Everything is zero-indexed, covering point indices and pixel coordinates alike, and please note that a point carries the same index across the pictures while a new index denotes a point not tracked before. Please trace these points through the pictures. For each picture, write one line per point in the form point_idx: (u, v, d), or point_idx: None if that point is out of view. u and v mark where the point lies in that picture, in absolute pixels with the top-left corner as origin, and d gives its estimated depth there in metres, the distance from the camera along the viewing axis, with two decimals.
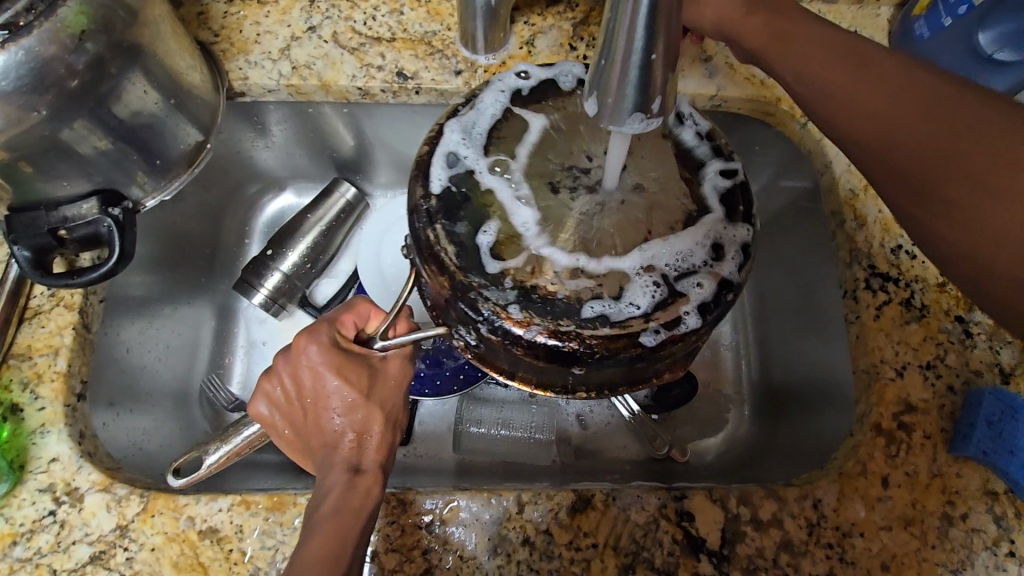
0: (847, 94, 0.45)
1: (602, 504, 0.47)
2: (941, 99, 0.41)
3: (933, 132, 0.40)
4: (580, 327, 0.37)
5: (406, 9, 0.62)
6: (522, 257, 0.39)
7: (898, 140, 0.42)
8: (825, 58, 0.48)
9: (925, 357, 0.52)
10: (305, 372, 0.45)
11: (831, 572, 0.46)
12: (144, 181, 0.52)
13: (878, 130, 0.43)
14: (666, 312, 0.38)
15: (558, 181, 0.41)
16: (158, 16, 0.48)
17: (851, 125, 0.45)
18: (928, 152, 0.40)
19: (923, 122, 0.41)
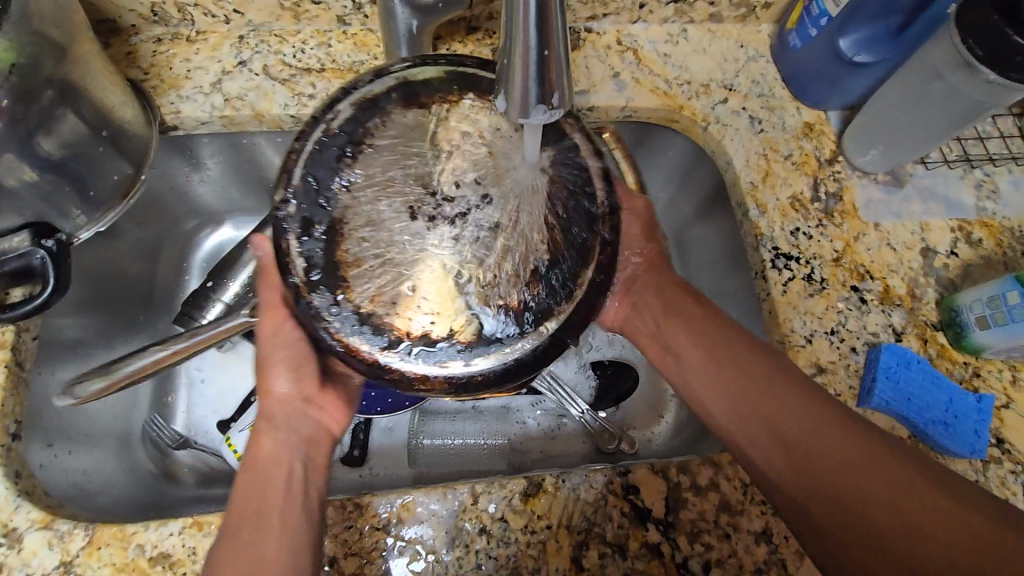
0: (791, 428, 0.46)
1: (553, 487, 0.49)
2: (860, 447, 0.44)
3: (857, 501, 0.43)
4: (406, 362, 0.43)
5: (334, 41, 0.66)
6: (367, 288, 0.43)
7: (807, 481, 0.45)
8: (735, 362, 0.50)
9: (829, 323, 0.58)
10: (296, 408, 0.49)
11: (767, 526, 0.49)
12: (77, 214, 0.52)
13: (768, 438, 0.47)
14: (486, 359, 0.43)
15: (417, 207, 0.45)
16: (87, 53, 0.49)
17: (770, 436, 0.47)
18: (813, 493, 0.44)
19: (833, 509, 0.43)
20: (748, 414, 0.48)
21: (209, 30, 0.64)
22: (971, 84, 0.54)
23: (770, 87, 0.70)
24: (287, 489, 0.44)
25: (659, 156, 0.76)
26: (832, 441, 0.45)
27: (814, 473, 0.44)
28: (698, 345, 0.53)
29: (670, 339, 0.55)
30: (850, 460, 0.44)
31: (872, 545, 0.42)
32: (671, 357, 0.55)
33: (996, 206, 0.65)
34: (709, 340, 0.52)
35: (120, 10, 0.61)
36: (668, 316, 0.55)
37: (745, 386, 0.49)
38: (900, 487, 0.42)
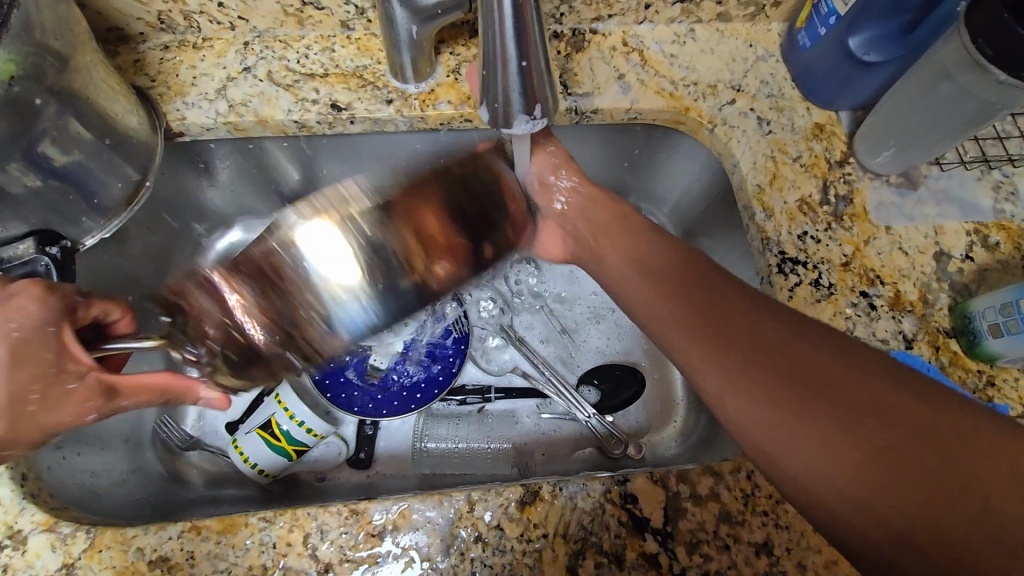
0: (739, 322, 0.45)
1: (550, 495, 0.49)
2: (886, 408, 0.38)
3: (827, 406, 0.39)
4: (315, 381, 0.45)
5: (338, 46, 0.66)
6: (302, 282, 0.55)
7: (759, 361, 0.43)
8: (689, 303, 0.49)
9: (837, 330, 0.57)
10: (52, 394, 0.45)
11: (767, 538, 0.49)
12: (83, 221, 0.53)
13: (708, 337, 0.46)
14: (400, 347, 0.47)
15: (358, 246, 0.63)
16: (90, 63, 0.50)
17: (715, 344, 0.46)
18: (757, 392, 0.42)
19: (816, 403, 0.40)
20: (766, 367, 0.43)
21: (215, 36, 0.65)
22: (983, 84, 0.52)
23: (780, 87, 0.68)
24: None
25: (667, 159, 0.75)
26: (836, 391, 0.40)
27: (746, 355, 0.44)
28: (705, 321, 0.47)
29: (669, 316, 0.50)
30: (861, 412, 0.38)
31: (834, 430, 0.39)
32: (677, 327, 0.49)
33: (1015, 208, 0.63)
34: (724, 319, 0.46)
35: (128, 19, 0.62)
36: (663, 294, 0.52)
37: (690, 298, 0.49)
38: (848, 369, 0.40)
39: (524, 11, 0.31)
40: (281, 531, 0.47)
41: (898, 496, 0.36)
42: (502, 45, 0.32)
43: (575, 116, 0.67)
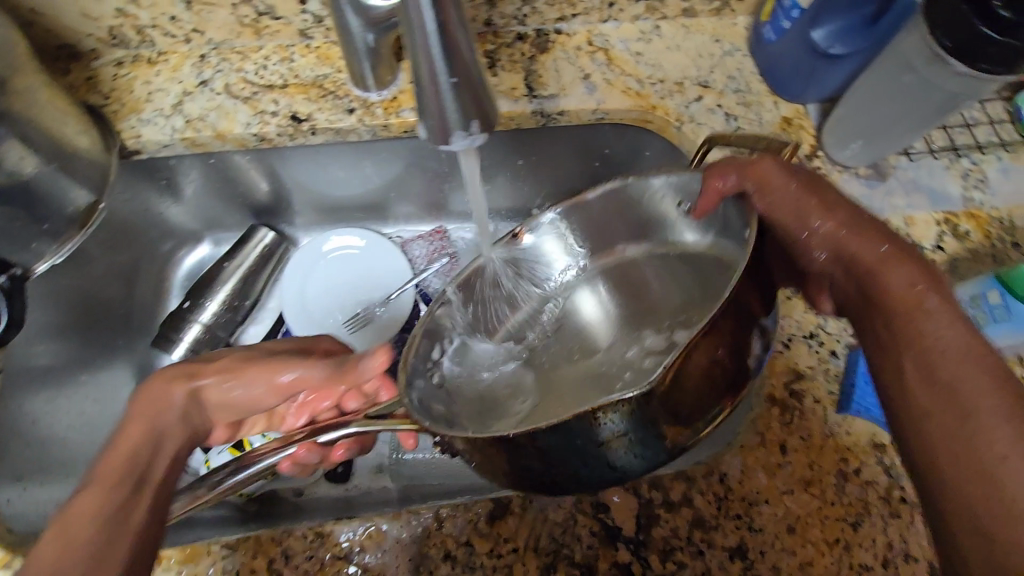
0: (973, 395, 0.35)
1: (520, 508, 0.48)
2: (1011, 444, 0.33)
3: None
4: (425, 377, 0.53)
5: (297, 56, 0.65)
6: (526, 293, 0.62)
7: (915, 334, 0.39)
8: (890, 265, 0.42)
9: (808, 327, 0.56)
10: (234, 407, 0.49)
11: (741, 541, 0.48)
12: (35, 246, 0.52)
13: (901, 350, 0.39)
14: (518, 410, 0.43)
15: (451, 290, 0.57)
16: (31, 84, 0.49)
17: (941, 407, 0.36)
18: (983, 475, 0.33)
19: (949, 399, 0.36)
20: (928, 346, 0.38)
21: (169, 50, 0.64)
22: (945, 75, 0.52)
23: (747, 82, 0.68)
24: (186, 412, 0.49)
25: (638, 158, 0.74)
26: (974, 403, 0.35)
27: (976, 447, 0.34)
28: (923, 294, 0.40)
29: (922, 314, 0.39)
30: (982, 434, 0.34)
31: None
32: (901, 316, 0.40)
33: (984, 196, 0.62)
34: (905, 292, 0.40)
35: (78, 36, 0.60)
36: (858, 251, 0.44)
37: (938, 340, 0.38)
38: (999, 390, 0.35)
39: (448, 25, 0.31)
40: (245, 557, 0.46)
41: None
42: (428, 59, 0.31)
43: (542, 119, 0.66)
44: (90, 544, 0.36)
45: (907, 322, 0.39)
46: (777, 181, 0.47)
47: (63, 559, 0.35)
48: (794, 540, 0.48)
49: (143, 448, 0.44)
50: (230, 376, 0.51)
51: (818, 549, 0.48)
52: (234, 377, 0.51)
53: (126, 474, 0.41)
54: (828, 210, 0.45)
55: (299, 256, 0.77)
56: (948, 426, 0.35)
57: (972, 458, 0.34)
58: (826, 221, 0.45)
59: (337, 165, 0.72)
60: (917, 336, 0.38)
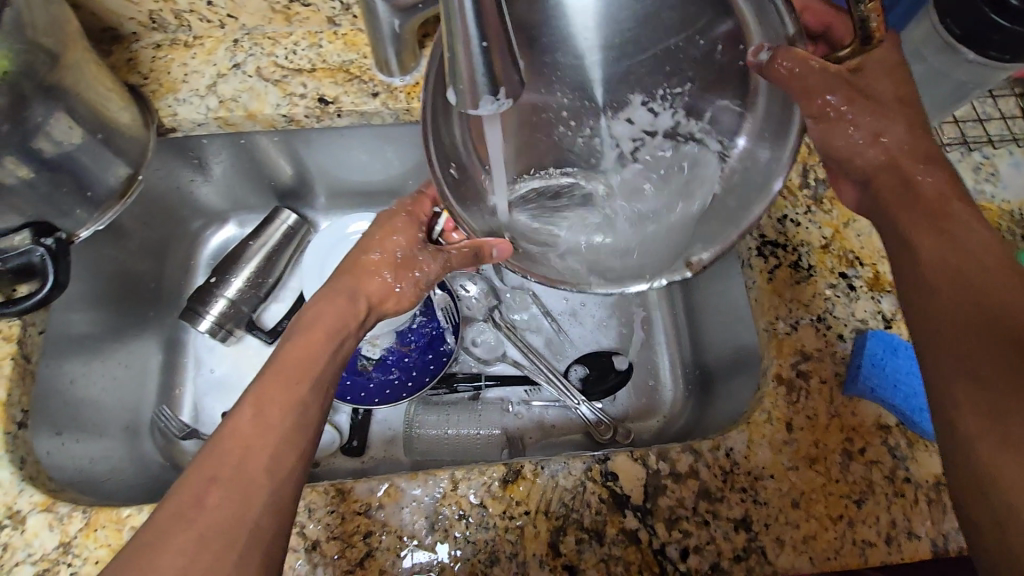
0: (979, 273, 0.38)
1: (532, 474, 0.50)
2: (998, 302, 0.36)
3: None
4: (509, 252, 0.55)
5: (325, 42, 0.67)
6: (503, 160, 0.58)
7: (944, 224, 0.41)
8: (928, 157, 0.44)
9: (816, 310, 0.58)
10: (306, 357, 0.46)
11: (746, 513, 0.50)
12: (77, 213, 0.55)
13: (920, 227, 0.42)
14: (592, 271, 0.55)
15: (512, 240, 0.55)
16: (80, 59, 0.51)
17: (946, 316, 0.38)
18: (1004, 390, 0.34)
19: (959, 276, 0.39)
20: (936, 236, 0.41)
21: (205, 34, 0.67)
22: (955, 65, 0.52)
23: None
24: (307, 327, 0.49)
25: None
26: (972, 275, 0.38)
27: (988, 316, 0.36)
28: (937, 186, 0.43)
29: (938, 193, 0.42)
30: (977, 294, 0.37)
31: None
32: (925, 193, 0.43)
33: (995, 189, 0.63)
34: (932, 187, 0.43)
35: (121, 19, 0.63)
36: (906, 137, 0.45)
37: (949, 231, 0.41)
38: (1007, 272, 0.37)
39: None
40: None
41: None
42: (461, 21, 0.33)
43: None
44: (288, 464, 0.40)
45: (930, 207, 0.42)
46: (813, 94, 0.46)
47: (247, 472, 0.38)
48: (799, 514, 0.50)
49: (289, 408, 0.42)
50: (338, 296, 0.52)
51: (822, 523, 0.49)
52: (349, 291, 0.52)
53: (310, 366, 0.45)
54: (887, 130, 0.45)
55: (320, 236, 0.78)
56: (950, 293, 0.38)
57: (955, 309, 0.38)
58: (883, 145, 0.45)
59: (360, 149, 0.74)
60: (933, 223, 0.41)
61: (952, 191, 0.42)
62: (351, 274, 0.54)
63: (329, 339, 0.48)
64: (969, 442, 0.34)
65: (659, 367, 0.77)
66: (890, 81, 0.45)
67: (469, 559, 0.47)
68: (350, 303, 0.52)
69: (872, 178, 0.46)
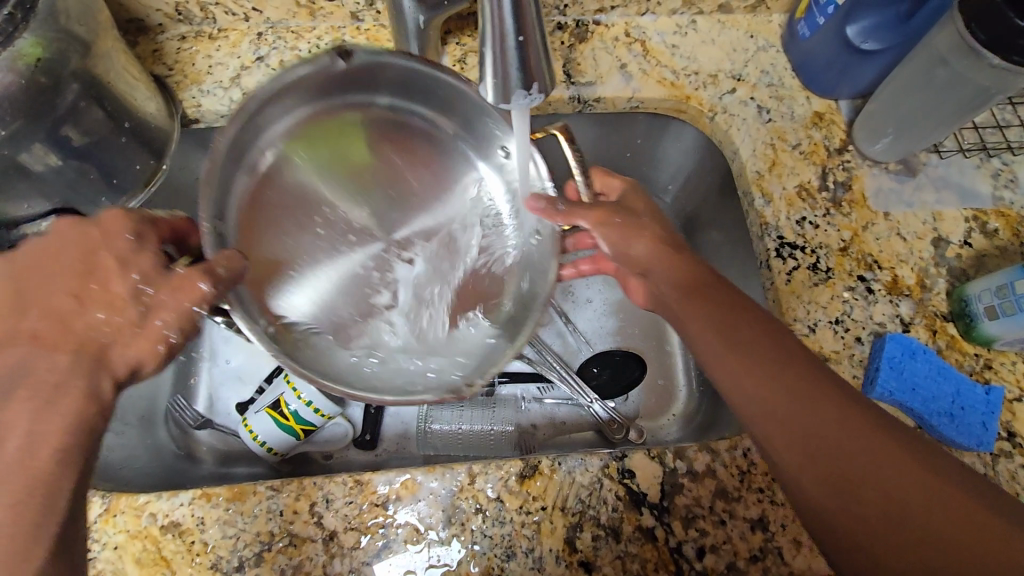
0: (854, 444, 0.39)
1: (549, 470, 0.50)
2: (889, 470, 0.38)
3: (901, 454, 0.39)
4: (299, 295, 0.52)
5: (348, 37, 0.68)
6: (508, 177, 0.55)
7: (789, 390, 0.42)
8: (734, 326, 0.46)
9: (834, 313, 0.58)
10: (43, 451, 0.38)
11: (762, 514, 0.49)
12: (102, 202, 0.55)
13: (777, 413, 0.42)
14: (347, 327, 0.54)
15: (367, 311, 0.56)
16: (111, 49, 0.52)
17: (870, 517, 0.38)
18: (817, 471, 0.40)
19: (836, 459, 0.40)
20: (795, 418, 0.41)
21: (229, 27, 0.67)
22: (979, 70, 0.52)
23: (780, 77, 0.69)
24: (26, 455, 0.38)
25: (669, 145, 0.76)
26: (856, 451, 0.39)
27: (791, 406, 0.42)
28: (758, 352, 0.44)
29: (753, 373, 0.44)
30: (875, 474, 0.39)
31: (863, 509, 0.38)
32: (747, 380, 0.43)
33: (1014, 195, 0.63)
34: (769, 354, 0.44)
35: (147, 10, 0.64)
36: (712, 310, 0.47)
37: (724, 321, 0.46)
38: (862, 432, 0.40)
39: None
40: (288, 499, 0.48)
41: (962, 542, 0.36)
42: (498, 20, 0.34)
43: (577, 105, 0.69)
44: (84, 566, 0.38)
45: (776, 396, 0.42)
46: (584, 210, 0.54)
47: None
48: None
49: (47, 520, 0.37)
50: (54, 399, 0.40)
51: None
52: (47, 392, 0.40)
53: (45, 471, 0.38)
54: (704, 308, 0.48)
55: None
56: (839, 477, 0.39)
57: (878, 509, 0.38)
58: (703, 322, 0.47)
59: None
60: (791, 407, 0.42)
61: (696, 274, 0.50)
62: (78, 346, 0.41)
63: (59, 466, 0.39)
64: (819, 523, 0.40)
65: (671, 367, 0.77)
66: (617, 226, 0.54)
67: (485, 553, 0.47)
68: (82, 393, 0.41)
69: (652, 267, 0.52)
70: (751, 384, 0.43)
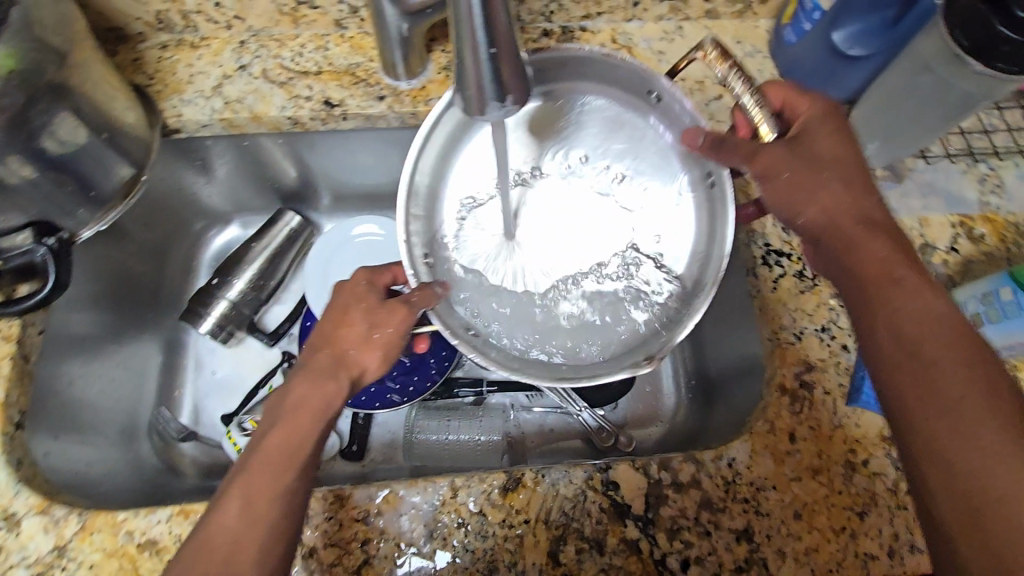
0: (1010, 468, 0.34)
1: (532, 482, 0.49)
2: None
3: None
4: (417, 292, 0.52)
5: (331, 45, 0.67)
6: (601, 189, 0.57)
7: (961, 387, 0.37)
8: (907, 311, 0.40)
9: (820, 320, 0.57)
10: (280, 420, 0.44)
11: (748, 524, 0.49)
12: (80, 213, 0.55)
13: (929, 407, 0.37)
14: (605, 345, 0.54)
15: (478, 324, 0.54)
16: (87, 60, 0.51)
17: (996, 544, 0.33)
18: (959, 502, 0.35)
19: (985, 471, 0.34)
20: (953, 418, 0.36)
21: (211, 36, 0.67)
22: (963, 76, 0.52)
23: (767, 83, 0.69)
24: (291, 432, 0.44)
25: None
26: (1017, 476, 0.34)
27: (952, 418, 0.36)
28: (936, 337, 0.38)
29: (925, 356, 0.38)
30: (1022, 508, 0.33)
31: (990, 537, 0.33)
32: (905, 365, 0.39)
33: (1001, 201, 0.63)
34: (951, 345, 0.38)
35: (127, 19, 0.63)
36: (904, 286, 0.41)
37: (936, 316, 0.39)
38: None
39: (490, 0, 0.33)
40: None
41: None
42: (470, 34, 0.33)
43: None
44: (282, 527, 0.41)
45: (943, 387, 0.37)
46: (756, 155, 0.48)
47: (234, 566, 0.39)
48: (801, 526, 0.49)
49: (284, 489, 0.41)
50: (330, 377, 0.47)
51: (824, 535, 0.49)
52: (334, 372, 0.47)
53: (283, 456, 0.43)
54: (893, 281, 0.41)
55: (327, 238, 0.78)
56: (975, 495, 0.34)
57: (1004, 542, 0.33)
58: (880, 296, 0.41)
59: (366, 152, 0.74)
60: (954, 403, 0.36)
61: (891, 250, 0.43)
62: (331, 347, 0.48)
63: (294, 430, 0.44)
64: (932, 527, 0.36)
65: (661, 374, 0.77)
66: (781, 182, 0.47)
67: (467, 568, 0.47)
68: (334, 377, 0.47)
69: (829, 233, 0.46)
70: (924, 368, 0.38)
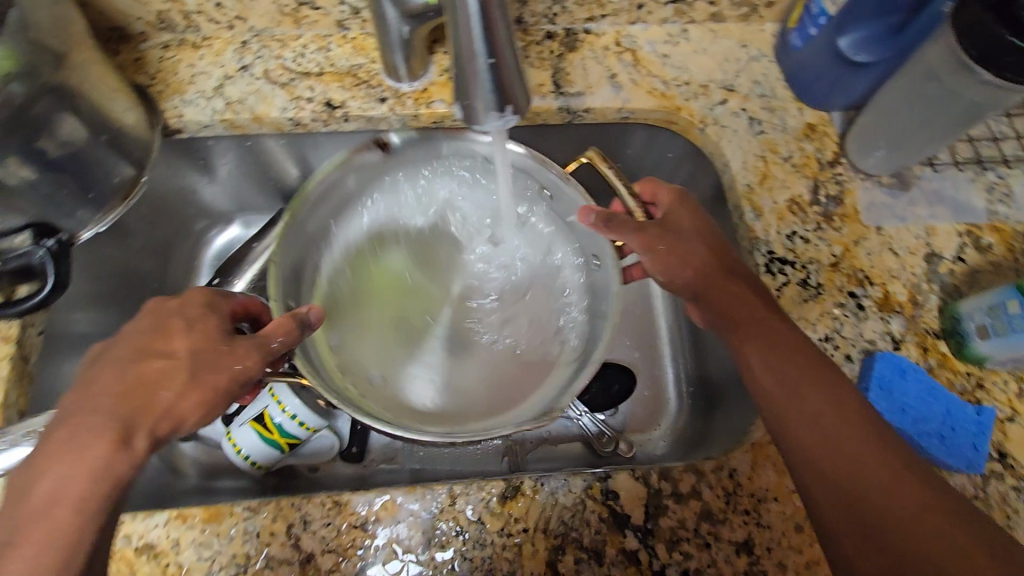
0: (905, 518, 0.39)
1: (531, 490, 0.49)
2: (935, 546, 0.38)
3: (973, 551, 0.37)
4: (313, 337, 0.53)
5: (333, 45, 0.67)
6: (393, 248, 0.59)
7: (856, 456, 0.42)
8: (826, 389, 0.45)
9: (824, 330, 0.57)
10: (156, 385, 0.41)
11: (748, 536, 0.49)
12: (79, 214, 0.54)
13: (839, 477, 0.42)
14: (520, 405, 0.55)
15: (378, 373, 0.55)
16: (85, 60, 0.51)
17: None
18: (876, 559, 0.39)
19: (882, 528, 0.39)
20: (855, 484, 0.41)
21: (213, 35, 0.66)
22: (968, 85, 0.52)
23: (772, 88, 0.68)
24: (137, 397, 0.41)
25: (659, 156, 0.75)
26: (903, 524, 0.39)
27: (850, 484, 0.41)
28: (832, 418, 0.44)
29: (819, 434, 0.43)
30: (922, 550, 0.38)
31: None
32: (809, 446, 0.43)
33: (1009, 210, 0.62)
34: (836, 422, 0.43)
35: (128, 18, 0.63)
36: (795, 375, 0.46)
37: (832, 398, 0.44)
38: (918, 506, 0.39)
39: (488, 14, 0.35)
40: (264, 521, 0.47)
41: None
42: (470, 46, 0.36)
43: (565, 115, 0.68)
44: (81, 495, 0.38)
45: (837, 459, 0.42)
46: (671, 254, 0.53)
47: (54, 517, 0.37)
48: (802, 538, 0.49)
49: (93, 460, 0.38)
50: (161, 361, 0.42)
51: None
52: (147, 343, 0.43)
53: (110, 419, 0.40)
54: (793, 368, 0.46)
55: None
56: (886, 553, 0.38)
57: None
58: (781, 389, 0.46)
59: None
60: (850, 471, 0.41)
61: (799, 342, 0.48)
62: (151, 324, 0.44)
63: (77, 515, 0.38)
64: None
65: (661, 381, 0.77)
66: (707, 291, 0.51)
67: None
68: (115, 437, 0.39)
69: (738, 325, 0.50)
70: (821, 447, 0.43)
